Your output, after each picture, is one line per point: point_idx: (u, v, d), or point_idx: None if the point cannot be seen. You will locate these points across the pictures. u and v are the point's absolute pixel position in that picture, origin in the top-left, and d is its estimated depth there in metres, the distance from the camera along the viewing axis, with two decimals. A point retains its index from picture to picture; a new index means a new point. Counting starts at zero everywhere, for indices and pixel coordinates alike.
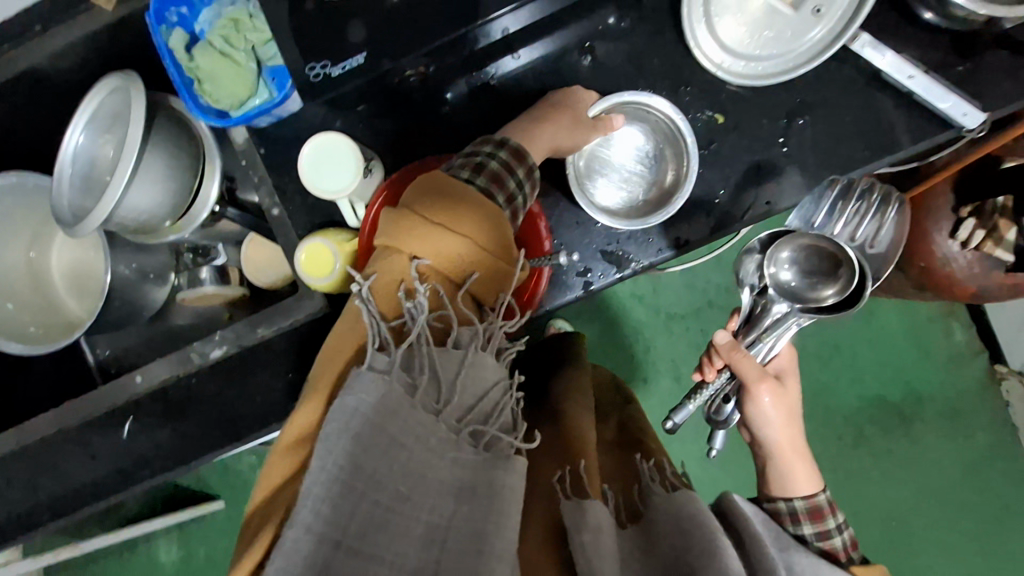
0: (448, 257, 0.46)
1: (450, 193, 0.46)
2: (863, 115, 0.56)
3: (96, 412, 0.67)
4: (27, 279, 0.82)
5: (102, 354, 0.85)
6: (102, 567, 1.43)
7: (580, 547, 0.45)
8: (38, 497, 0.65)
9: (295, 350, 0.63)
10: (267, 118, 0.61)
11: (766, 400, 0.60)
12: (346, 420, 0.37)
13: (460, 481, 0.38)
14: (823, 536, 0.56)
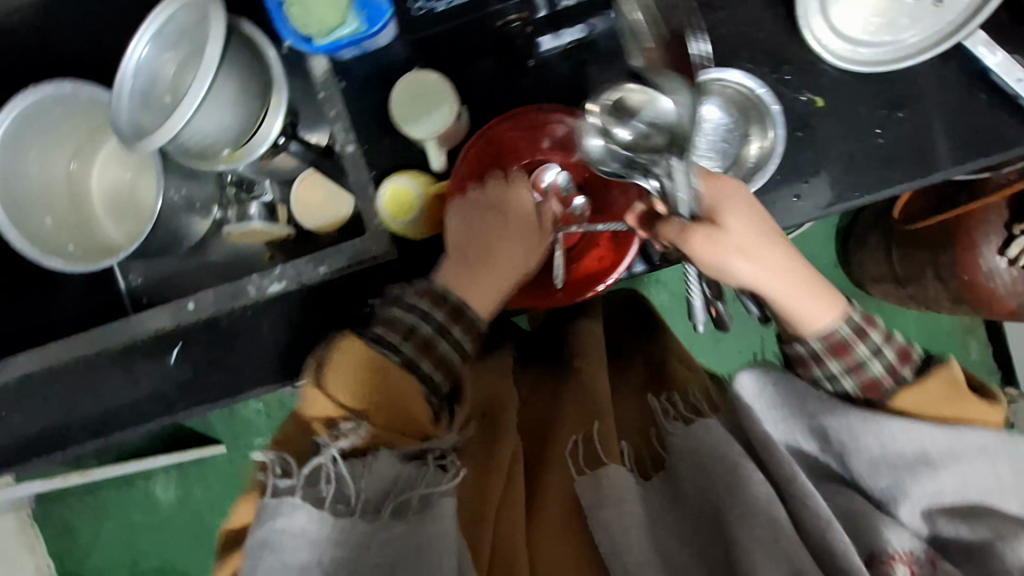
0: (363, 407, 0.51)
1: (362, 376, 0.52)
2: (965, 114, 0.55)
3: (139, 336, 0.65)
4: (66, 194, 0.79)
5: (135, 282, 0.81)
6: (99, 496, 1.44)
7: (601, 524, 0.51)
8: (74, 415, 0.64)
9: (355, 291, 0.62)
10: (351, 51, 0.59)
11: (727, 260, 0.52)
12: (277, 554, 0.42)
13: (391, 545, 0.43)
14: (857, 371, 0.56)
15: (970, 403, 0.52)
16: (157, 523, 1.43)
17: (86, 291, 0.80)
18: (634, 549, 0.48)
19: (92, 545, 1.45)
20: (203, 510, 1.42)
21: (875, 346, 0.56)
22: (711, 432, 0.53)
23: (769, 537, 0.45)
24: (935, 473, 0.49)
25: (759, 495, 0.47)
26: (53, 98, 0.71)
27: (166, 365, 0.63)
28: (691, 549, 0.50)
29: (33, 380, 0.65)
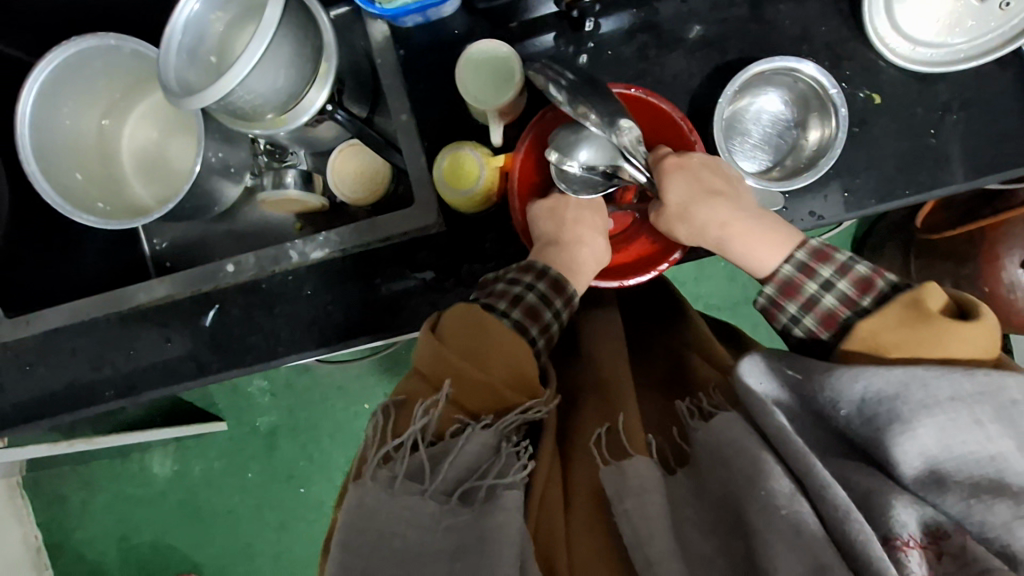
0: (469, 387, 0.51)
1: (477, 347, 0.52)
2: (1016, 120, 0.58)
3: (180, 295, 0.65)
4: (95, 151, 0.78)
5: (159, 246, 0.79)
6: (92, 469, 1.42)
7: (624, 515, 0.50)
8: (108, 372, 0.66)
9: (403, 258, 0.64)
10: (415, 19, 0.62)
11: (678, 229, 0.58)
12: (346, 539, 0.43)
13: (455, 531, 0.44)
14: (810, 307, 0.54)
15: (951, 330, 0.47)
16: (151, 497, 1.42)
17: (106, 253, 0.76)
18: (656, 540, 0.47)
19: (84, 514, 1.44)
20: (199, 487, 1.41)
21: (834, 276, 0.54)
22: (728, 426, 0.52)
23: (792, 531, 0.42)
24: (919, 429, 0.44)
25: (779, 487, 0.45)
26: (97, 50, 0.70)
27: (200, 326, 0.65)
28: (713, 541, 0.48)
29: (63, 332, 0.67)
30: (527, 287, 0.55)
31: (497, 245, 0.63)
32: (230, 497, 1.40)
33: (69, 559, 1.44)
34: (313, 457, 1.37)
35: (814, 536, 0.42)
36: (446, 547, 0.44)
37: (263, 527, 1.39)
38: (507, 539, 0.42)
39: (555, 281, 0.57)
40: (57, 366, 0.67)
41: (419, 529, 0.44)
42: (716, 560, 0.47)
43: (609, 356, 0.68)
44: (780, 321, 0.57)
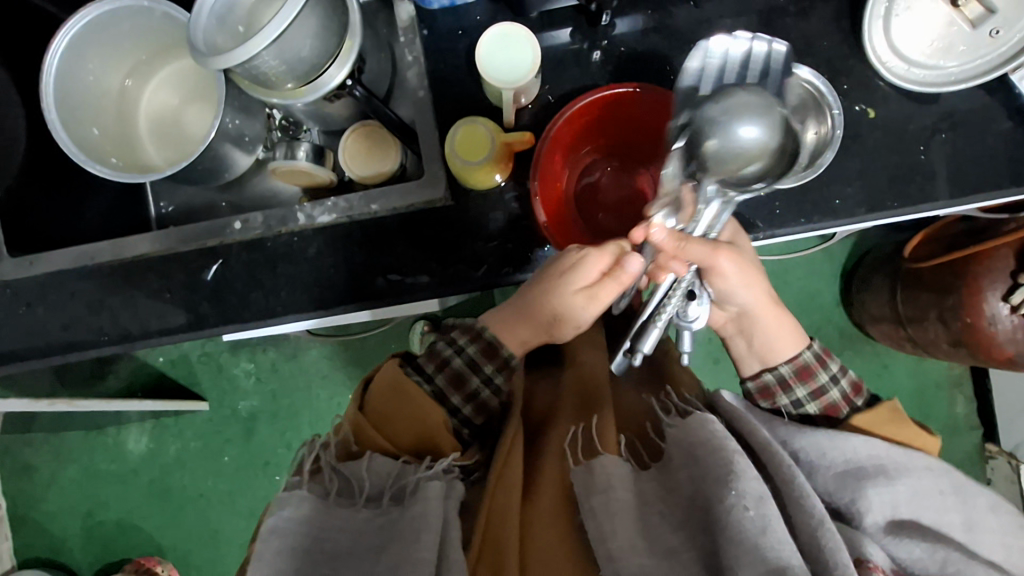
0: (392, 425, 0.61)
1: (405, 396, 0.62)
2: (1001, 144, 0.62)
3: (183, 248, 0.67)
4: (115, 106, 0.79)
5: (164, 209, 0.81)
6: (65, 440, 1.40)
7: (590, 513, 0.52)
8: (109, 319, 0.68)
9: (407, 231, 0.66)
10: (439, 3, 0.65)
11: (725, 265, 0.60)
12: (281, 536, 0.50)
13: (385, 528, 0.52)
14: (817, 393, 0.65)
15: (914, 433, 0.61)
16: (120, 475, 1.40)
17: (111, 207, 0.77)
18: (619, 535, 0.50)
19: (48, 488, 1.41)
20: (174, 466, 1.40)
21: (836, 372, 0.66)
22: (707, 425, 0.54)
23: (757, 532, 0.45)
24: (872, 488, 0.52)
25: (747, 489, 0.47)
26: (131, 10, 0.72)
27: (203, 280, 0.67)
28: (680, 536, 0.50)
29: (65, 276, 0.68)
30: (455, 352, 0.67)
31: (501, 225, 0.66)
32: (203, 479, 1.39)
33: (32, 531, 1.41)
34: (292, 445, 1.36)
35: (780, 539, 0.45)
36: (374, 541, 0.51)
37: (234, 513, 1.38)
38: (427, 525, 0.50)
39: (486, 345, 0.68)
40: (56, 307, 0.68)
41: (341, 532, 0.52)
42: (681, 552, 0.49)
43: (590, 364, 0.72)
44: (784, 397, 0.66)
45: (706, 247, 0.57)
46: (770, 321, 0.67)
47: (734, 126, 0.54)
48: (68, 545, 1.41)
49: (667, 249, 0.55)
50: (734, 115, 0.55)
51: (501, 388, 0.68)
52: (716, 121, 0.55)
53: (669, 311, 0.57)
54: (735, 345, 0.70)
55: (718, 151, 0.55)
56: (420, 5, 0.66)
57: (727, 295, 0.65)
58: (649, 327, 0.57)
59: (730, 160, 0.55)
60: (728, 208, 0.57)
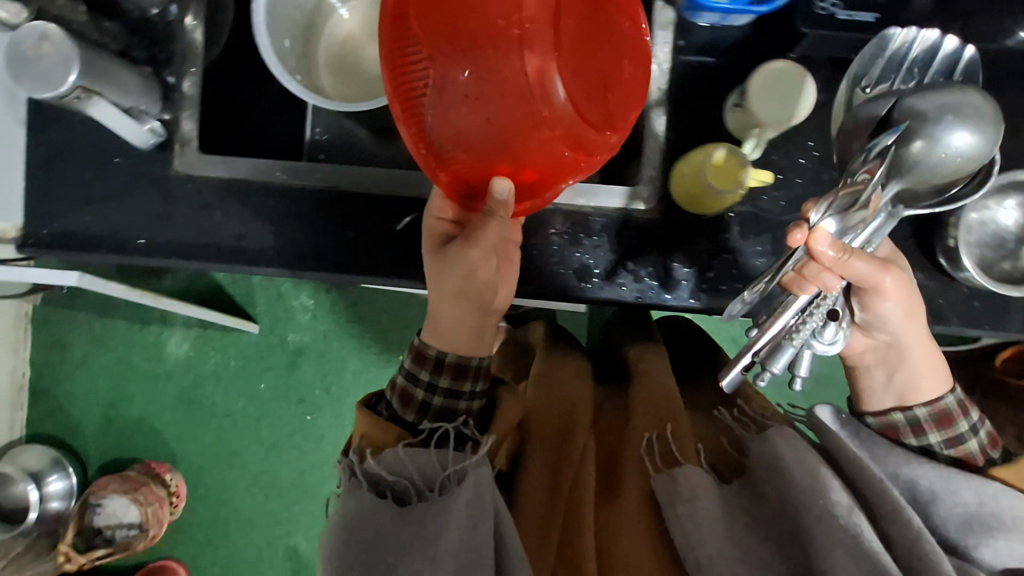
0: (378, 436, 0.66)
1: (375, 415, 0.68)
2: None
3: (377, 190, 0.70)
4: (310, 18, 0.77)
5: (317, 135, 0.79)
6: (104, 327, 1.37)
7: (676, 519, 0.60)
8: (277, 238, 0.70)
9: (573, 226, 0.74)
10: (710, 20, 0.72)
11: (889, 282, 0.63)
12: (352, 532, 0.57)
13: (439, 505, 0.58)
14: (952, 442, 0.69)
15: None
16: (152, 374, 1.38)
17: (281, 123, 0.79)
18: (705, 545, 0.57)
19: (75, 370, 1.38)
20: (208, 380, 1.38)
21: (973, 423, 0.71)
22: (785, 440, 0.60)
23: (850, 540, 0.52)
24: (1001, 538, 0.57)
25: (837, 499, 0.54)
26: None
27: (393, 230, 0.70)
28: (770, 548, 0.58)
29: (252, 187, 0.70)
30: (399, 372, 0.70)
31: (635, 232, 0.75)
32: (235, 400, 1.38)
33: (49, 408, 1.38)
34: (331, 389, 1.37)
35: (870, 547, 0.51)
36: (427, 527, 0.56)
37: (255, 440, 1.39)
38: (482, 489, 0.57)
39: (416, 353, 0.70)
40: (233, 214, 0.70)
41: (397, 525, 0.57)
42: (773, 564, 0.56)
43: (657, 381, 0.80)
44: (914, 438, 0.70)
45: (869, 264, 0.60)
46: (915, 359, 0.71)
47: (949, 138, 0.56)
48: (84, 432, 1.39)
49: (825, 261, 0.55)
50: (945, 118, 0.56)
51: (447, 389, 0.69)
52: (930, 122, 0.56)
53: (807, 331, 0.58)
54: (868, 377, 0.73)
55: (926, 156, 0.57)
56: (686, 17, 0.73)
57: (878, 322, 0.69)
58: (783, 347, 0.57)
59: (929, 167, 0.57)
60: (891, 220, 0.62)
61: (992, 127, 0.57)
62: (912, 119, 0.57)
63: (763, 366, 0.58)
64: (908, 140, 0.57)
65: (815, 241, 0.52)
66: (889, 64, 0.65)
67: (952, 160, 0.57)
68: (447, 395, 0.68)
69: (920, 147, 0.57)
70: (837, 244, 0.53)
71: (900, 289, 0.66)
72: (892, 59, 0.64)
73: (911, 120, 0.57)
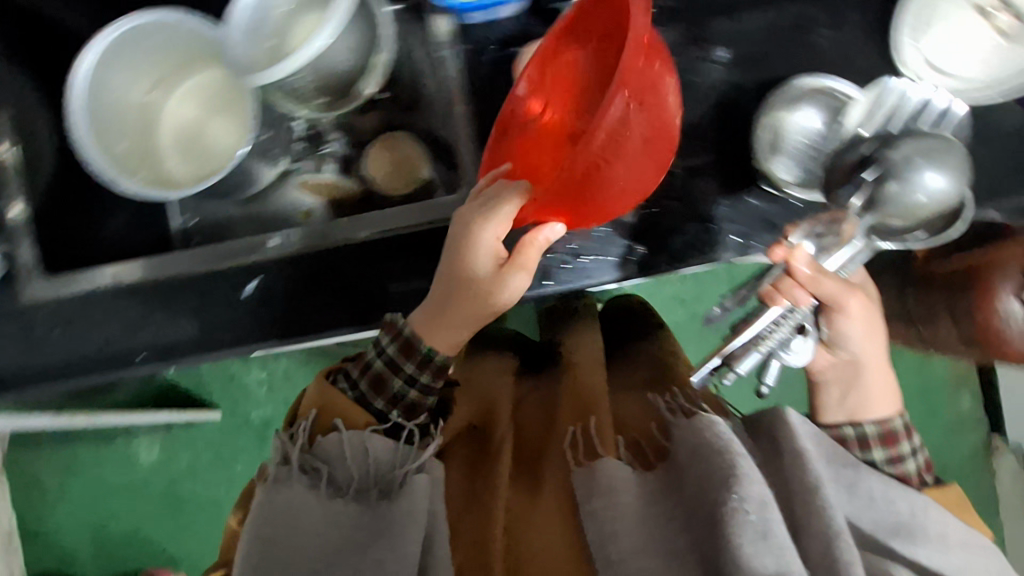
0: (327, 418, 0.64)
1: (333, 401, 0.65)
2: (1014, 158, 0.70)
3: (226, 265, 0.71)
4: (138, 119, 0.80)
5: (188, 221, 0.82)
6: (71, 453, 1.39)
7: (591, 514, 0.58)
8: (142, 336, 0.71)
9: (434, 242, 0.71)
10: (480, 17, 0.72)
11: (852, 309, 0.65)
12: (263, 537, 0.54)
13: (368, 523, 0.56)
14: (895, 461, 0.68)
15: (970, 515, 0.67)
16: (129, 486, 1.39)
17: (142, 221, 0.81)
18: (620, 539, 0.55)
19: (56, 502, 1.40)
20: (184, 477, 1.39)
21: (914, 447, 0.70)
22: (711, 428, 0.57)
23: (759, 537, 0.50)
24: (922, 549, 0.56)
25: (749, 494, 0.52)
26: (155, 26, 0.74)
27: (238, 300, 0.71)
28: (686, 537, 0.55)
29: (106, 293, 0.72)
30: (376, 356, 0.68)
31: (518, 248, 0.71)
32: (215, 488, 1.38)
33: (40, 545, 1.40)
34: None
35: (780, 544, 0.50)
36: (360, 536, 0.56)
37: None
38: (412, 520, 0.55)
39: (405, 344, 0.67)
40: (95, 327, 0.71)
41: (323, 527, 0.56)
42: (686, 554, 0.54)
43: (584, 373, 0.80)
44: (861, 453, 0.70)
45: (841, 283, 0.62)
46: (870, 378, 0.72)
47: (921, 178, 0.60)
48: (78, 559, 1.40)
49: (800, 277, 0.60)
50: (922, 162, 0.60)
51: (427, 387, 0.69)
52: (903, 166, 0.60)
53: (774, 340, 0.58)
54: (826, 393, 0.73)
55: (896, 198, 0.60)
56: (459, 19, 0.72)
57: (841, 339, 0.69)
58: (746, 351, 0.58)
59: (905, 207, 0.61)
60: (868, 252, 0.64)
61: (960, 168, 0.61)
62: (891, 162, 0.61)
63: (728, 367, 0.58)
64: (885, 179, 0.61)
65: (793, 257, 0.60)
66: (877, 112, 0.67)
67: (924, 200, 0.60)
68: (422, 392, 0.69)
69: (895, 188, 0.60)
70: (811, 263, 0.60)
71: (863, 312, 0.68)
72: (889, 113, 0.67)
73: (886, 159, 0.61)
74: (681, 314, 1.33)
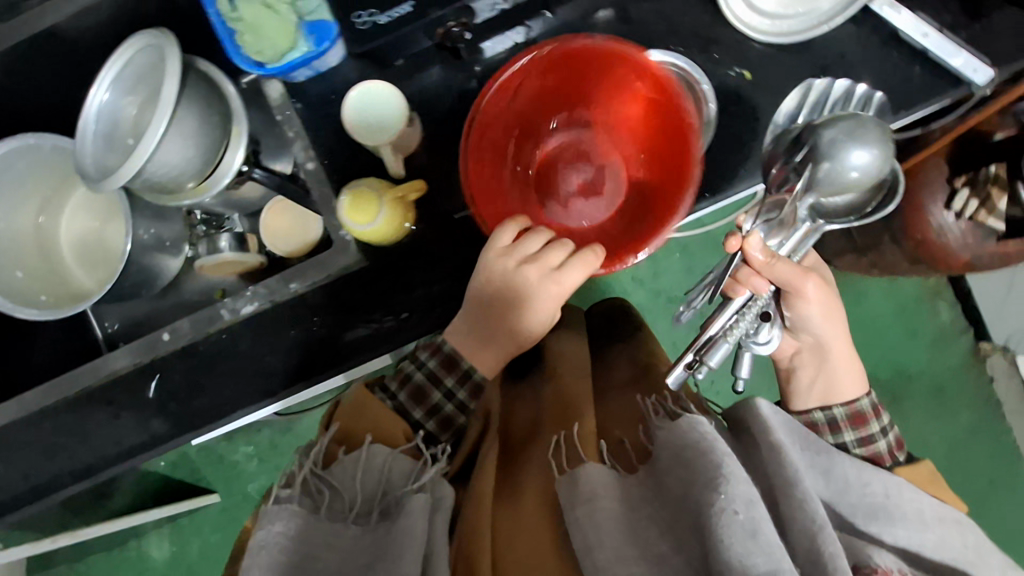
0: (360, 427, 0.61)
1: (370, 410, 0.62)
2: (883, 73, 0.67)
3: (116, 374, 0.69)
4: (33, 244, 0.81)
5: (110, 327, 0.83)
6: (89, 565, 1.41)
7: (576, 523, 0.51)
8: (57, 465, 0.68)
9: (328, 300, 0.68)
10: (305, 73, 0.67)
11: (812, 293, 0.63)
12: (263, 548, 0.45)
13: (372, 545, 0.48)
14: (865, 441, 0.64)
15: (947, 492, 0.62)
16: None
17: (61, 339, 0.83)
18: (604, 546, 0.48)
19: None
20: (200, 565, 1.40)
21: (887, 426, 0.66)
22: (697, 426, 0.50)
23: (747, 537, 0.42)
24: (901, 529, 0.52)
25: (737, 492, 0.44)
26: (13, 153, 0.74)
27: (144, 398, 0.69)
28: (669, 540, 0.48)
29: (14, 427, 0.69)
30: (416, 368, 0.67)
31: (426, 290, 0.68)
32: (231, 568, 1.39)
33: None
34: None
35: (770, 542, 0.42)
36: (362, 560, 0.47)
37: None
38: (411, 538, 0.47)
39: (445, 358, 0.66)
40: (16, 460, 0.68)
41: (336, 548, 0.48)
42: (671, 557, 0.47)
43: (570, 382, 0.74)
44: (830, 437, 0.66)
45: (793, 266, 0.59)
46: (838, 360, 0.68)
47: (844, 156, 0.56)
48: None
49: (755, 263, 0.57)
50: (853, 137, 0.57)
51: (463, 403, 0.66)
52: (834, 143, 0.57)
53: (741, 329, 0.57)
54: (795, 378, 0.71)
55: (830, 178, 0.57)
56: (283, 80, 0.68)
57: (802, 324, 0.67)
58: (717, 342, 0.56)
59: (838, 186, 0.58)
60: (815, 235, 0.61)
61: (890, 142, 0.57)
62: (821, 140, 0.58)
63: (699, 362, 0.56)
64: (816, 160, 0.58)
65: (749, 247, 0.55)
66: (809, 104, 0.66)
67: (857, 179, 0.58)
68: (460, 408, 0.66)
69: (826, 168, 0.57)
70: (764, 249, 0.57)
71: (824, 296, 0.65)
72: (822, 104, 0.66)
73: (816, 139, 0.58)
74: (641, 293, 1.31)
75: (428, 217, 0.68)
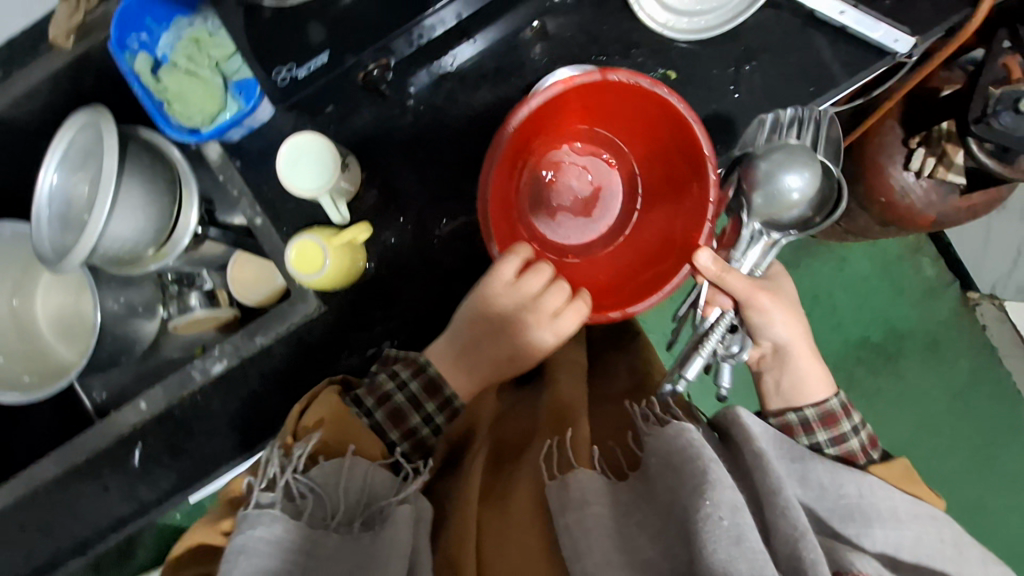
0: (337, 437, 0.59)
1: (349, 423, 0.60)
2: (805, 54, 0.67)
3: (105, 441, 0.72)
4: (11, 325, 0.83)
5: (99, 397, 0.84)
6: None
7: (565, 530, 0.51)
8: (57, 540, 0.70)
9: (296, 348, 0.70)
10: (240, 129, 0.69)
11: (766, 304, 0.64)
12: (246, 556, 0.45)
13: (357, 554, 0.49)
14: (836, 441, 0.64)
15: (926, 491, 0.61)
16: None
17: (50, 415, 0.85)
18: (592, 553, 0.48)
19: None
20: None
21: (859, 424, 0.66)
22: (684, 434, 0.50)
23: (730, 542, 0.42)
24: (878, 528, 0.52)
25: (721, 498, 0.44)
26: None
27: (130, 466, 0.71)
28: (658, 546, 0.48)
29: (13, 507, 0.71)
30: (398, 387, 0.64)
31: (385, 328, 0.69)
32: None
33: None
34: None
35: (754, 549, 0.42)
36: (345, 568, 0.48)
37: None
38: (397, 553, 0.48)
39: (427, 382, 0.65)
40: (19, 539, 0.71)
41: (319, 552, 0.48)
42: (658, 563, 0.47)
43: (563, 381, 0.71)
44: (803, 438, 0.66)
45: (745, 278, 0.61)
46: (804, 361, 0.68)
47: (778, 182, 0.60)
48: None
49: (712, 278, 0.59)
50: (783, 165, 0.61)
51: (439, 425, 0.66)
52: (768, 170, 0.61)
53: (712, 339, 0.59)
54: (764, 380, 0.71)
55: (768, 202, 0.61)
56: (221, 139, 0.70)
57: (760, 330, 0.67)
58: (692, 355, 0.59)
59: (778, 207, 0.61)
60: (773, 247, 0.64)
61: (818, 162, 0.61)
62: (754, 168, 0.61)
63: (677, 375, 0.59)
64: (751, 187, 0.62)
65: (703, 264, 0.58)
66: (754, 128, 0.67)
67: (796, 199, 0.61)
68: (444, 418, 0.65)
69: (763, 194, 0.61)
70: (718, 260, 0.58)
71: (778, 301, 0.65)
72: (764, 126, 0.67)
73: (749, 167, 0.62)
74: None
75: (379, 254, 0.69)
